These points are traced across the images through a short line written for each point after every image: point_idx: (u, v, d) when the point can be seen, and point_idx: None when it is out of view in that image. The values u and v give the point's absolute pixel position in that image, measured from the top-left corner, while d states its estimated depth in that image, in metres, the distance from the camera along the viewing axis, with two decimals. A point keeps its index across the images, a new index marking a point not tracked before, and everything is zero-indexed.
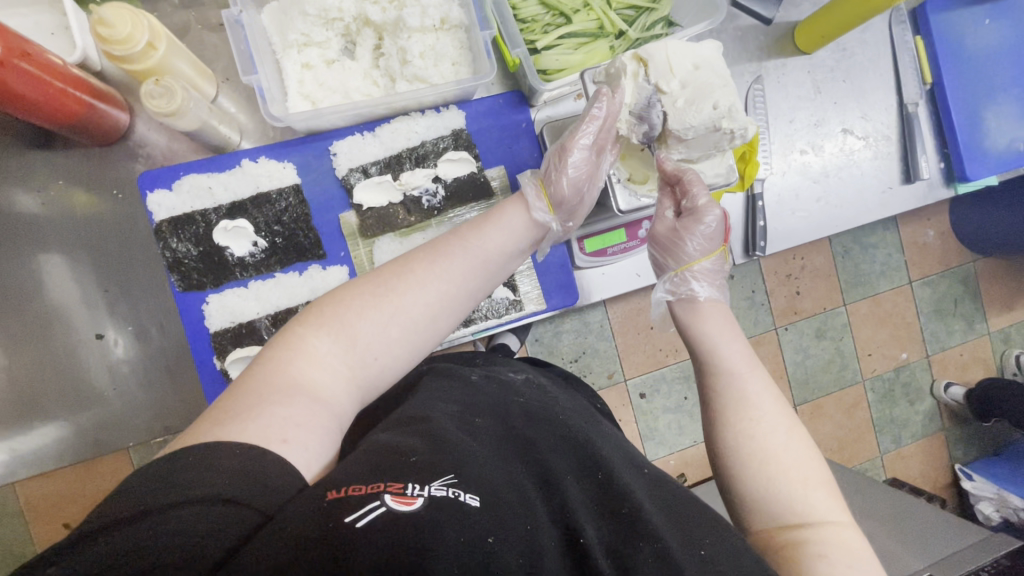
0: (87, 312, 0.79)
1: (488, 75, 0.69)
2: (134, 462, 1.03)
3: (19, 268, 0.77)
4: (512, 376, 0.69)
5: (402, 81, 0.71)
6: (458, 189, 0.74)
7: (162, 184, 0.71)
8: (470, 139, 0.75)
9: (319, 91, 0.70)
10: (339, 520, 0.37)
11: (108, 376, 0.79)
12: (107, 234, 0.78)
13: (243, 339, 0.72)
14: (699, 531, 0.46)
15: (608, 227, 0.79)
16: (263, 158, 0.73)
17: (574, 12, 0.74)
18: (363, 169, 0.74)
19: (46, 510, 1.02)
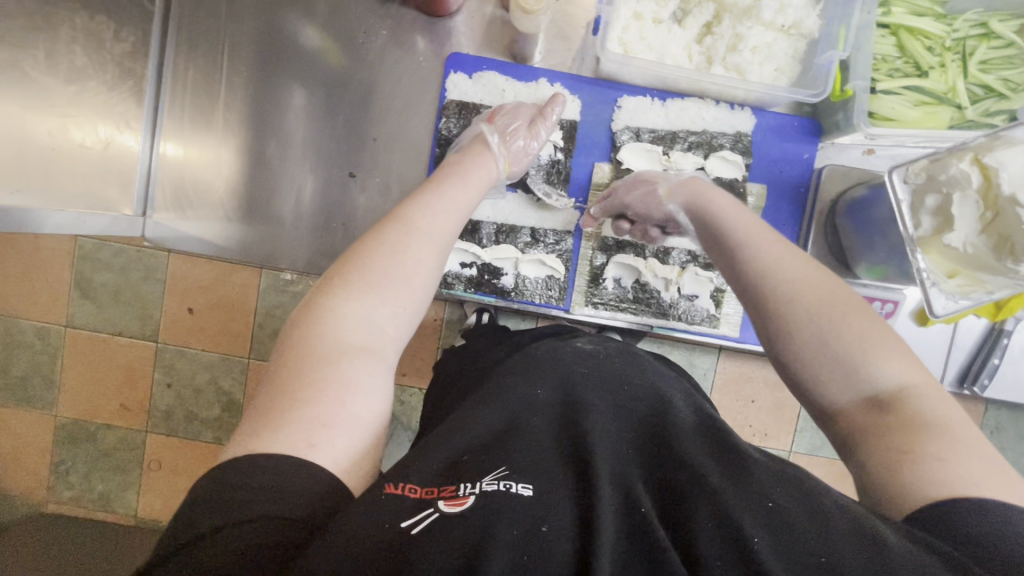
0: (305, 148, 0.86)
1: (817, 94, 0.70)
2: (261, 284, 1.16)
3: (278, 87, 0.86)
4: (588, 344, 0.66)
5: (718, 67, 0.75)
6: (716, 187, 0.80)
7: (464, 69, 0.85)
8: (748, 145, 0.80)
9: (637, 44, 0.74)
10: (397, 524, 0.40)
11: (292, 207, 0.87)
12: (362, 88, 0.85)
13: (466, 232, 0.82)
14: (768, 483, 0.43)
15: None
16: (559, 85, 0.83)
17: (927, 69, 0.70)
18: (636, 132, 0.82)
19: (184, 286, 1.16)
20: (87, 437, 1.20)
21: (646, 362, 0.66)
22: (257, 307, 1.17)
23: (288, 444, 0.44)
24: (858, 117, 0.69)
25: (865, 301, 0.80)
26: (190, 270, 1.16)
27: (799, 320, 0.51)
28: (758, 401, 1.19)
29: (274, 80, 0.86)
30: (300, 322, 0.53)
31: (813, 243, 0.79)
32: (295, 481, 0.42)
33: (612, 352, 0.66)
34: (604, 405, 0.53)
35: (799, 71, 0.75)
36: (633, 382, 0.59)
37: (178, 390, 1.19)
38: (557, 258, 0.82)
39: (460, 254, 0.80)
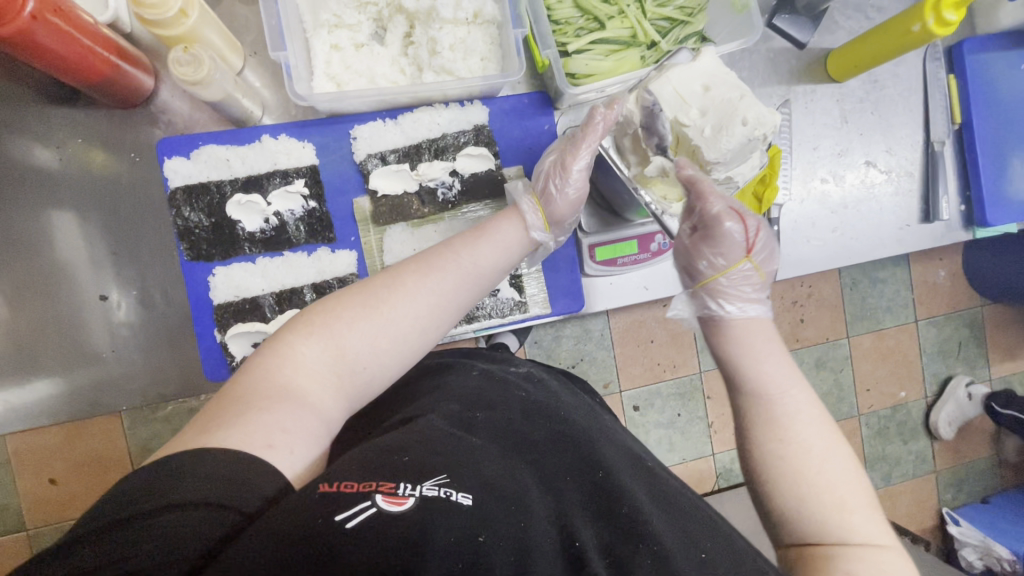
0: (95, 272, 0.79)
1: (516, 75, 0.69)
2: (125, 423, 1.05)
3: (29, 221, 0.77)
4: (519, 370, 0.71)
5: (429, 72, 0.71)
6: (475, 184, 0.75)
7: (180, 151, 0.71)
8: (491, 135, 0.76)
9: (345, 74, 0.70)
10: (328, 517, 0.38)
11: (108, 338, 0.79)
12: (121, 196, 0.78)
13: (245, 314, 0.72)
14: (699, 535, 0.50)
15: (620, 236, 0.79)
16: (284, 137, 0.73)
17: (608, 19, 0.73)
18: (381, 156, 0.74)
19: (33, 462, 1.02)
20: None
21: (559, 391, 0.68)
22: (128, 448, 1.05)
23: (238, 442, 0.44)
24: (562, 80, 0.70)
25: (650, 237, 0.80)
26: (34, 441, 1.02)
27: (798, 448, 0.49)
28: (657, 340, 1.24)
29: (9, 219, 0.77)
30: (261, 350, 0.51)
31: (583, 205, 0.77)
32: (249, 475, 0.42)
33: (537, 380, 0.69)
34: (548, 432, 0.55)
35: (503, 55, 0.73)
36: (570, 411, 0.61)
37: None
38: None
39: (242, 340, 0.72)
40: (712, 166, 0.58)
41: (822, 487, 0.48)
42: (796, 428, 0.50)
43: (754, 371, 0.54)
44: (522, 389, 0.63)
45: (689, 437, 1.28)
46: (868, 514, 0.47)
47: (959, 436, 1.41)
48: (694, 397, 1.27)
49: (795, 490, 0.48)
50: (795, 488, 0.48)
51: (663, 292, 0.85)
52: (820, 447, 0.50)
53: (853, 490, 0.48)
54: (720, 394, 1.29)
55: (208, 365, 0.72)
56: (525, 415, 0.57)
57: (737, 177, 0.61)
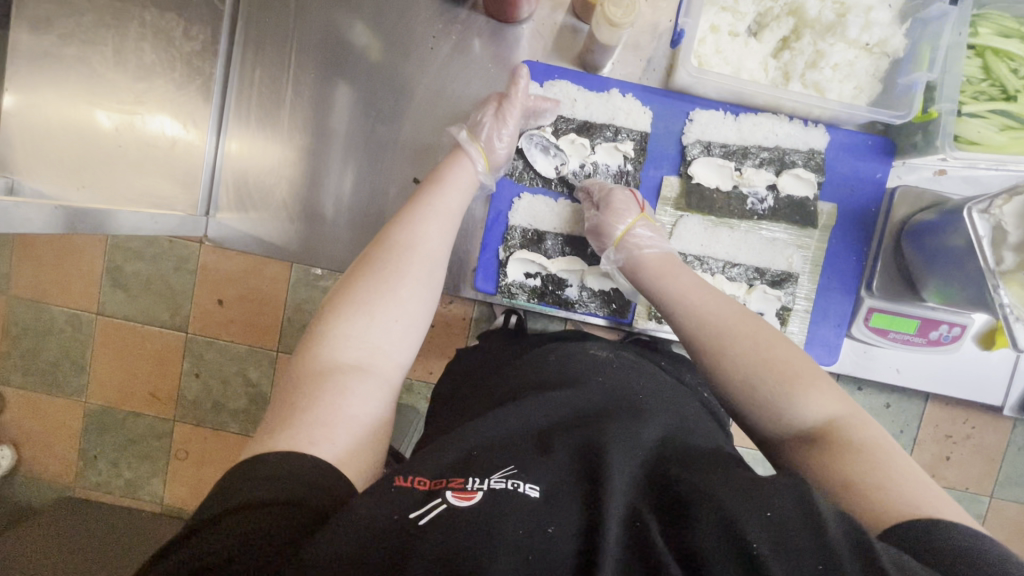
0: (349, 148, 0.86)
1: (901, 116, 0.71)
2: (292, 278, 1.16)
3: (320, 87, 0.85)
4: (600, 352, 0.71)
5: (796, 83, 0.75)
6: (786, 206, 0.79)
7: (539, 76, 0.82)
8: (820, 164, 0.79)
9: (714, 57, 0.74)
10: (404, 514, 0.42)
11: (334, 206, 0.87)
12: (399, 91, 0.85)
13: (530, 243, 0.83)
14: (769, 492, 0.42)
15: (905, 312, 0.78)
16: (631, 97, 0.81)
17: (1017, 92, 0.68)
18: (707, 146, 0.80)
19: (214, 278, 1.17)
20: (114, 425, 1.21)
21: (648, 375, 0.67)
22: (287, 300, 1.17)
23: (293, 442, 0.47)
24: (943, 138, 0.69)
25: (935, 326, 0.78)
26: (221, 262, 1.16)
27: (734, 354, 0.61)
28: None
29: (303, 74, 0.85)
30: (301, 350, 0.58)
31: (881, 266, 0.78)
32: (296, 470, 0.45)
33: (625, 365, 0.68)
34: (618, 408, 0.55)
35: (881, 91, 0.75)
36: (638, 392, 0.61)
37: (206, 381, 1.20)
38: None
39: (526, 262, 0.82)
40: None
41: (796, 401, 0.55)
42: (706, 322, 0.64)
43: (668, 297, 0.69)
44: (601, 378, 0.62)
45: None
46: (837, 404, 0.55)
47: None
48: None
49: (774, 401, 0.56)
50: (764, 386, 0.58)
51: (914, 382, 0.84)
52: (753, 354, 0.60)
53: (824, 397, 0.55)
54: None
55: (487, 267, 0.84)
56: (605, 396, 0.58)
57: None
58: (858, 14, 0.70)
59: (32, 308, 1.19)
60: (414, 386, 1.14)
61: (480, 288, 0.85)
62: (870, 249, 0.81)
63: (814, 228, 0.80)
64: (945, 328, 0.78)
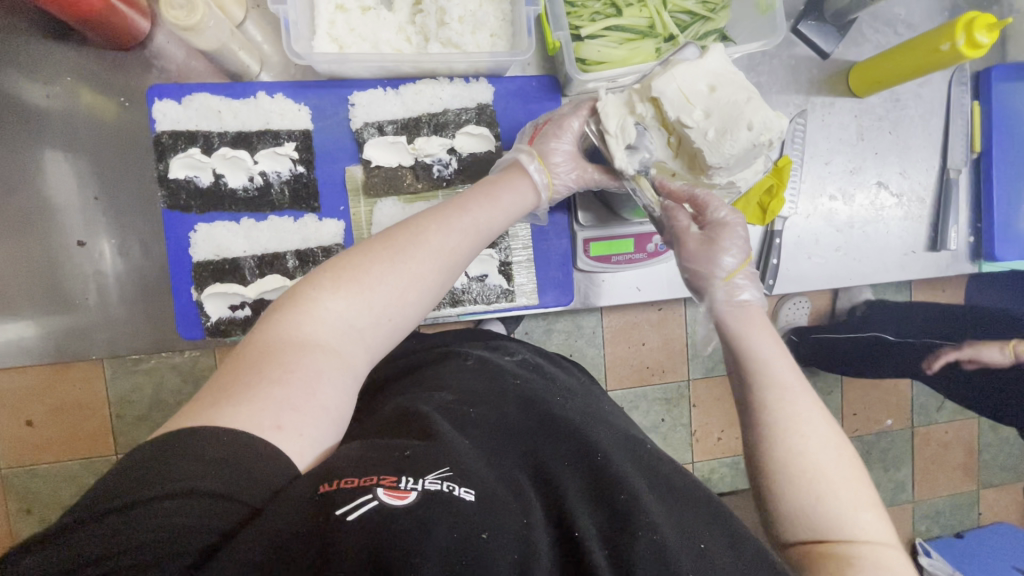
0: (85, 221, 0.78)
1: (525, 53, 0.67)
2: (108, 373, 1.05)
3: (24, 162, 0.76)
4: (513, 356, 0.70)
5: (435, 43, 0.68)
6: (473, 164, 0.74)
7: (170, 95, 0.70)
8: (493, 116, 0.74)
9: (348, 36, 0.68)
10: (330, 514, 0.36)
11: (96, 289, 0.79)
12: (108, 140, 0.76)
13: (225, 274, 0.72)
14: (696, 523, 0.48)
15: (618, 233, 0.78)
16: (280, 96, 0.71)
17: (627, 6, 0.72)
18: (379, 126, 0.73)
19: (11, 404, 1.02)
20: None
21: (560, 379, 0.68)
22: (110, 397, 1.05)
23: (253, 422, 0.41)
24: (570, 66, 0.69)
25: (648, 238, 0.79)
26: (11, 381, 1.01)
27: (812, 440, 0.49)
28: (648, 343, 1.23)
29: None
30: (279, 304, 0.49)
31: (579, 197, 0.76)
32: (250, 460, 0.38)
33: (529, 366, 0.68)
34: (546, 412, 0.55)
35: (514, 33, 0.71)
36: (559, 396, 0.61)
37: (44, 514, 1.06)
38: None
39: (219, 299, 0.71)
40: (715, 169, 0.58)
41: (834, 480, 0.47)
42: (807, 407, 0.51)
43: (757, 358, 0.53)
44: (518, 379, 0.61)
45: (669, 442, 1.28)
46: (873, 515, 0.47)
47: (940, 468, 1.38)
48: (679, 403, 1.27)
49: (794, 473, 0.48)
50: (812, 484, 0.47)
51: (654, 294, 0.84)
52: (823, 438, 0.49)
53: (853, 486, 0.47)
54: (705, 404, 1.28)
55: (186, 318, 0.72)
56: (523, 401, 0.57)
57: (740, 180, 0.63)
58: None
59: None
60: None
61: (193, 339, 0.74)
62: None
63: None
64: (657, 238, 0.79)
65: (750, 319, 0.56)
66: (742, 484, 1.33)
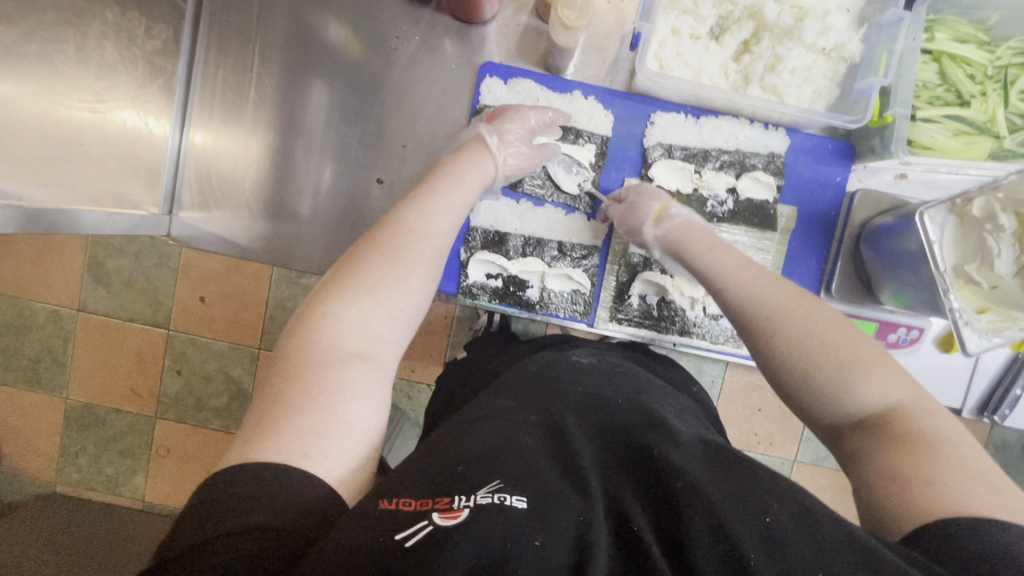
0: (323, 147, 0.86)
1: (857, 121, 0.73)
2: (273, 277, 1.16)
3: (304, 84, 0.85)
4: (583, 359, 0.71)
5: (756, 87, 0.77)
6: (746, 209, 0.81)
7: (499, 76, 0.84)
8: (781, 167, 0.81)
9: (674, 60, 0.76)
10: (391, 537, 0.41)
11: (309, 201, 0.87)
12: (376, 86, 0.85)
13: (491, 244, 0.84)
14: (764, 499, 0.44)
15: (865, 314, 0.81)
16: (593, 100, 0.83)
17: (971, 98, 0.72)
18: (668, 149, 0.82)
19: (196, 277, 1.17)
20: (96, 421, 1.21)
21: (628, 383, 0.67)
22: (269, 298, 1.17)
23: (282, 453, 0.45)
24: (896, 143, 0.72)
25: (892, 328, 0.81)
26: (202, 260, 1.16)
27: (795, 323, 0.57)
28: (764, 411, 1.19)
29: (282, 72, 0.85)
30: (298, 325, 0.55)
31: (841, 267, 0.81)
32: (280, 488, 0.43)
33: (607, 371, 0.68)
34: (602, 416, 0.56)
35: (837, 95, 0.77)
36: (617, 396, 0.61)
37: (188, 378, 1.20)
38: (583, 272, 0.84)
39: (486, 264, 0.83)
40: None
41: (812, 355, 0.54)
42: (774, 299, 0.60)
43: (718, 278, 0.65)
44: (584, 385, 0.62)
45: None
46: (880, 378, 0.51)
47: None
48: None
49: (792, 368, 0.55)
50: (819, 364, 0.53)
51: None
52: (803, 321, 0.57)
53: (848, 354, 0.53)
54: None
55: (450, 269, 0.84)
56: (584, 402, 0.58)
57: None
58: (813, 20, 0.72)
59: (15, 306, 1.19)
60: (396, 384, 1.16)
61: (445, 290, 0.86)
62: (830, 253, 0.83)
63: (775, 232, 0.82)
64: (901, 330, 0.81)
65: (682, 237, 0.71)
66: None
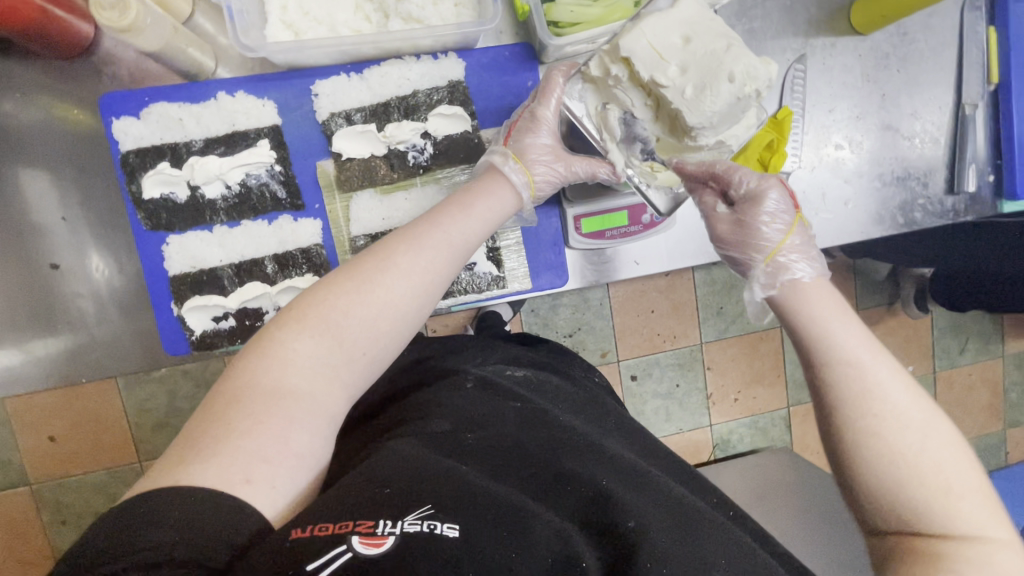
0: (73, 238, 0.78)
1: (491, 22, 0.67)
2: (120, 385, 1.06)
3: (1, 183, 0.76)
4: (515, 372, 0.70)
5: (396, 20, 0.68)
6: (449, 147, 0.74)
7: (128, 111, 0.70)
8: (466, 93, 0.74)
9: (303, 21, 0.68)
10: (301, 566, 0.38)
11: (91, 304, 0.80)
12: (79, 156, 0.76)
13: (205, 285, 0.73)
14: (713, 548, 0.47)
15: (608, 207, 0.75)
16: (242, 94, 0.71)
17: None
18: (347, 116, 0.72)
19: (32, 422, 1.04)
20: None
21: (563, 398, 0.67)
22: (126, 407, 1.07)
23: (216, 478, 0.42)
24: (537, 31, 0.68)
25: (641, 209, 0.76)
26: (31, 401, 1.03)
27: (905, 416, 0.47)
28: (657, 310, 1.21)
29: None
30: (248, 354, 0.49)
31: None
32: (217, 523, 0.40)
33: (537, 384, 0.68)
34: (542, 439, 0.55)
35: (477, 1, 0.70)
36: (567, 415, 0.61)
37: (81, 522, 1.09)
38: (311, 277, 0.74)
39: (201, 312, 0.72)
40: (698, 129, 0.57)
41: (920, 468, 0.45)
42: (882, 377, 0.48)
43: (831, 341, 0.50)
44: (516, 400, 0.62)
45: (687, 407, 1.27)
46: (977, 503, 0.45)
47: (966, 410, 1.37)
48: (693, 367, 1.25)
49: (891, 472, 0.46)
50: (918, 475, 0.45)
51: (653, 268, 0.81)
52: (912, 425, 0.47)
53: (959, 473, 0.45)
54: (720, 365, 1.26)
55: (168, 337, 0.73)
56: (521, 426, 0.56)
57: (728, 138, 0.61)
58: None
59: None
60: None
61: (180, 355, 0.75)
62: None
63: None
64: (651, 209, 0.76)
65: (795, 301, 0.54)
66: (763, 442, 1.32)
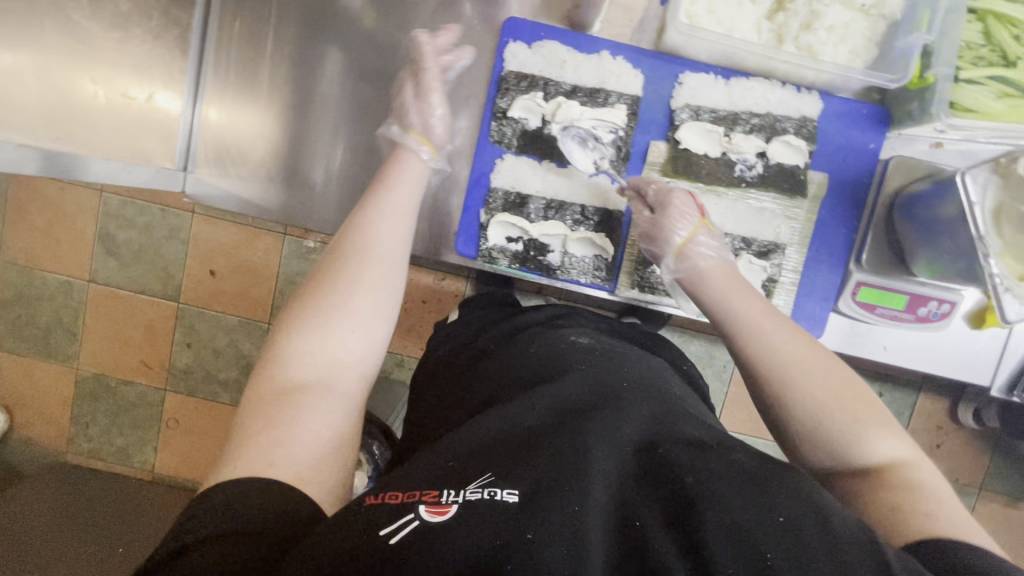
0: (338, 117, 0.86)
1: (900, 79, 0.73)
2: (283, 250, 1.16)
3: (307, 47, 0.85)
4: (581, 338, 0.67)
5: (789, 45, 0.77)
6: (775, 174, 0.80)
7: (520, 36, 0.81)
8: (813, 130, 0.80)
9: (705, 17, 0.76)
10: (375, 533, 0.40)
11: (320, 178, 0.86)
12: (381, 50, 0.84)
13: (510, 208, 0.82)
14: (777, 496, 0.41)
15: (895, 288, 0.79)
16: (620, 58, 0.80)
17: (1017, 60, 0.69)
18: (697, 111, 0.81)
19: (205, 250, 1.16)
20: (107, 392, 1.22)
21: (631, 363, 0.63)
22: (278, 272, 1.16)
23: (250, 467, 0.45)
24: (936, 105, 0.70)
25: (923, 302, 0.79)
26: (214, 232, 1.15)
27: (772, 337, 0.58)
28: None
29: (292, 35, 0.85)
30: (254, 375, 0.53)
31: (871, 239, 0.79)
32: (261, 489, 0.43)
33: (606, 350, 0.64)
34: (602, 396, 0.53)
35: (876, 55, 0.77)
36: (629, 378, 0.58)
37: (198, 351, 1.20)
38: (605, 237, 0.81)
39: (502, 228, 0.81)
40: None
41: (832, 405, 0.53)
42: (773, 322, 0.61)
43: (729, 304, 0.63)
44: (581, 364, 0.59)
45: None
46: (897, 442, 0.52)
47: None
48: None
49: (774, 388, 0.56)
50: (841, 409, 0.53)
51: (899, 359, 0.83)
52: (792, 351, 0.58)
53: (814, 380, 0.55)
54: None
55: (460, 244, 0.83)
56: (586, 385, 0.55)
57: None
58: None
59: (26, 275, 1.18)
60: (405, 362, 1.15)
61: (462, 255, 0.84)
62: (862, 224, 0.81)
63: (804, 199, 0.81)
64: (935, 305, 0.78)
65: (698, 279, 0.68)
66: None
